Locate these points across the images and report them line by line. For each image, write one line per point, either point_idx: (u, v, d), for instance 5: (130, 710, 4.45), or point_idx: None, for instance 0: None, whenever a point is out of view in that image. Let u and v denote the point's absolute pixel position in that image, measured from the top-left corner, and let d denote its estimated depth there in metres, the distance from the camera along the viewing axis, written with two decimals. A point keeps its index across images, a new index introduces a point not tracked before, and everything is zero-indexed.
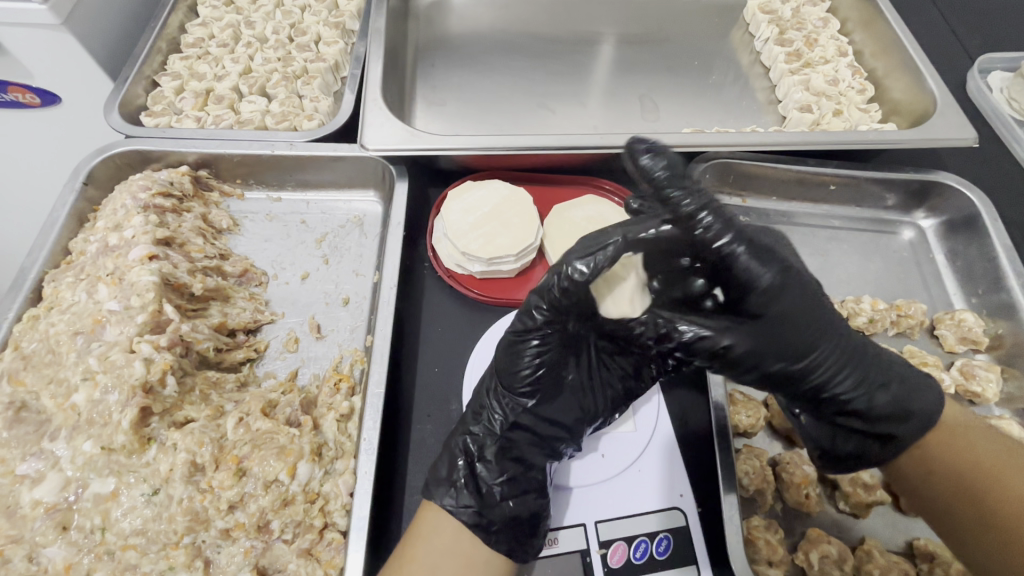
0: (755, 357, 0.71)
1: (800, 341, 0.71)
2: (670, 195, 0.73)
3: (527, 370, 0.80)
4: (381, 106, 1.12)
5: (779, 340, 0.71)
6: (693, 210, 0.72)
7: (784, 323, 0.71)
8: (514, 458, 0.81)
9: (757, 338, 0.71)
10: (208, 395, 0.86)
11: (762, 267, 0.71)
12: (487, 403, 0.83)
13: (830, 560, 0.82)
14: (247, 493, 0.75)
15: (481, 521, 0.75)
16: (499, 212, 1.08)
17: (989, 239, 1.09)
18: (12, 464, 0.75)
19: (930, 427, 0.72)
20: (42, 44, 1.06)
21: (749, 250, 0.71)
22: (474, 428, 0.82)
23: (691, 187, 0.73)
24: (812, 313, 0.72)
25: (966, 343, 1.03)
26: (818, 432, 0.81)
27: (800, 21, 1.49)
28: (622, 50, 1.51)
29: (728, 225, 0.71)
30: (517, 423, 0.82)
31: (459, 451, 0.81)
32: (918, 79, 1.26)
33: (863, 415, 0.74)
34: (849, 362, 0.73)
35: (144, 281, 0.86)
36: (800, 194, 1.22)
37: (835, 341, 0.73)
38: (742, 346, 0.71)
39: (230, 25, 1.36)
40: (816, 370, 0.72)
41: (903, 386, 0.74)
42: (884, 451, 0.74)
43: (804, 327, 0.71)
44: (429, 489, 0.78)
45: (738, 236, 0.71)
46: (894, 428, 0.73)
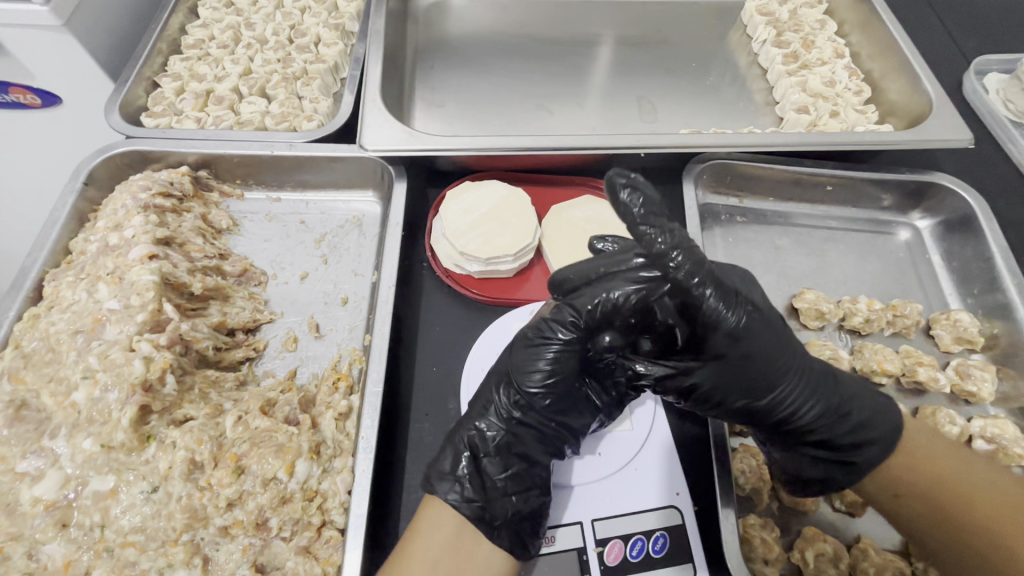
0: (716, 393, 0.76)
1: (761, 379, 0.74)
2: (642, 231, 0.69)
3: (542, 370, 0.80)
4: (380, 107, 1.13)
5: (738, 377, 0.75)
6: (663, 248, 0.69)
7: (747, 363, 0.74)
8: (518, 454, 0.81)
9: (721, 375, 0.75)
10: (208, 393, 0.86)
11: (726, 308, 0.71)
12: (495, 399, 0.83)
13: (826, 558, 0.82)
14: (245, 491, 0.76)
15: (483, 516, 0.76)
16: (497, 212, 1.09)
17: (984, 241, 1.10)
18: (12, 462, 0.76)
19: (892, 450, 0.73)
20: (44, 45, 1.07)
21: (716, 293, 0.70)
22: (481, 423, 0.82)
23: (665, 224, 0.70)
24: (776, 350, 0.74)
25: (962, 343, 1.04)
26: (784, 459, 0.84)
27: (797, 23, 1.50)
28: (621, 52, 1.51)
29: (697, 264, 0.69)
30: (523, 421, 0.81)
31: (463, 445, 0.81)
32: (915, 81, 1.27)
33: (826, 443, 0.77)
34: (811, 395, 0.75)
35: (144, 280, 0.87)
36: (797, 194, 1.23)
37: (796, 374, 0.75)
38: (706, 382, 0.76)
39: (230, 27, 1.36)
40: (780, 405, 0.75)
41: (868, 412, 0.75)
42: (848, 477, 0.75)
43: (766, 365, 0.74)
44: (431, 482, 0.78)
45: (702, 274, 0.69)
46: (855, 453, 0.75)
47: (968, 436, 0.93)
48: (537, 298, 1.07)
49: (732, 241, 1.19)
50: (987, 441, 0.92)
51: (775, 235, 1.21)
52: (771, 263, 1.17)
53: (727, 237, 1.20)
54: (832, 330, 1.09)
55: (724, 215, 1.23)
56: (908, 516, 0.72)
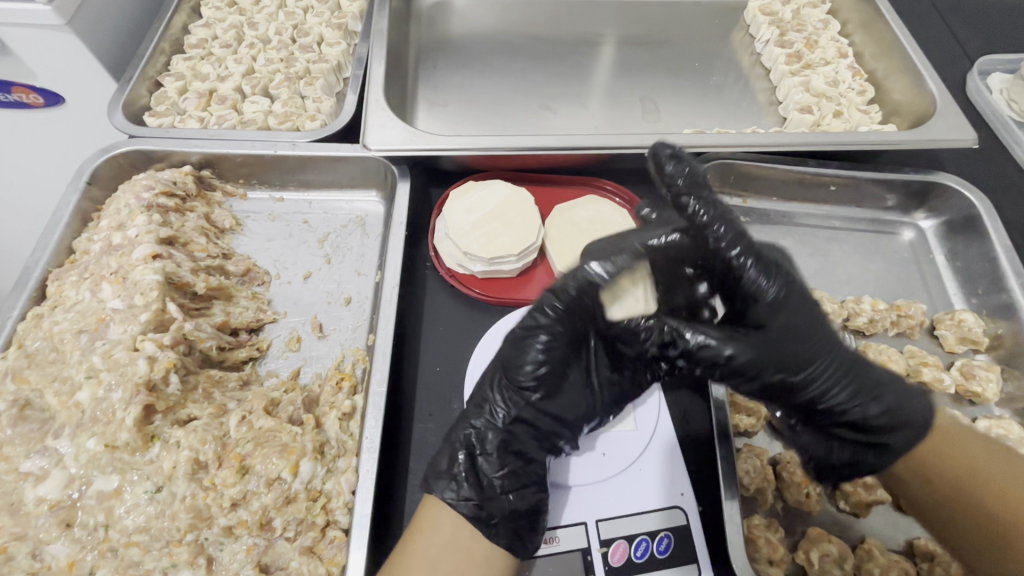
0: (756, 367, 0.72)
1: (800, 354, 0.73)
2: (683, 202, 0.78)
3: (534, 362, 0.80)
4: (384, 106, 1.13)
5: (779, 352, 0.72)
6: (704, 220, 0.75)
7: (788, 336, 0.73)
8: (514, 451, 0.81)
9: (758, 348, 0.72)
10: (211, 393, 0.86)
11: (766, 279, 0.73)
12: (490, 398, 0.83)
13: (831, 559, 0.82)
14: (250, 491, 0.76)
15: (480, 514, 0.76)
16: (501, 212, 1.09)
17: (989, 240, 1.10)
18: (16, 462, 0.75)
19: (924, 437, 0.72)
20: (47, 44, 1.07)
21: (756, 263, 0.73)
22: (477, 422, 0.82)
23: (707, 196, 0.78)
24: (812, 326, 0.74)
25: (966, 343, 1.04)
26: (813, 444, 0.82)
27: (800, 23, 1.50)
28: (623, 52, 1.51)
29: (737, 236, 0.75)
30: (518, 417, 0.82)
31: (459, 445, 0.80)
32: (918, 80, 1.27)
33: (860, 425, 0.75)
34: (844, 375, 0.74)
35: (148, 280, 0.87)
36: (801, 194, 1.22)
37: (833, 351, 0.74)
38: (743, 355, 0.72)
39: (233, 26, 1.36)
40: (813, 382, 0.74)
41: (902, 397, 0.74)
42: (877, 459, 0.74)
43: (805, 338, 0.73)
44: (429, 482, 0.78)
45: (740, 242, 0.74)
46: (889, 437, 0.73)
47: None
48: (540, 298, 1.07)
49: None
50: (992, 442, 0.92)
51: (779, 235, 1.20)
52: None
53: None
54: (835, 330, 1.09)
55: None
56: (933, 501, 0.72)
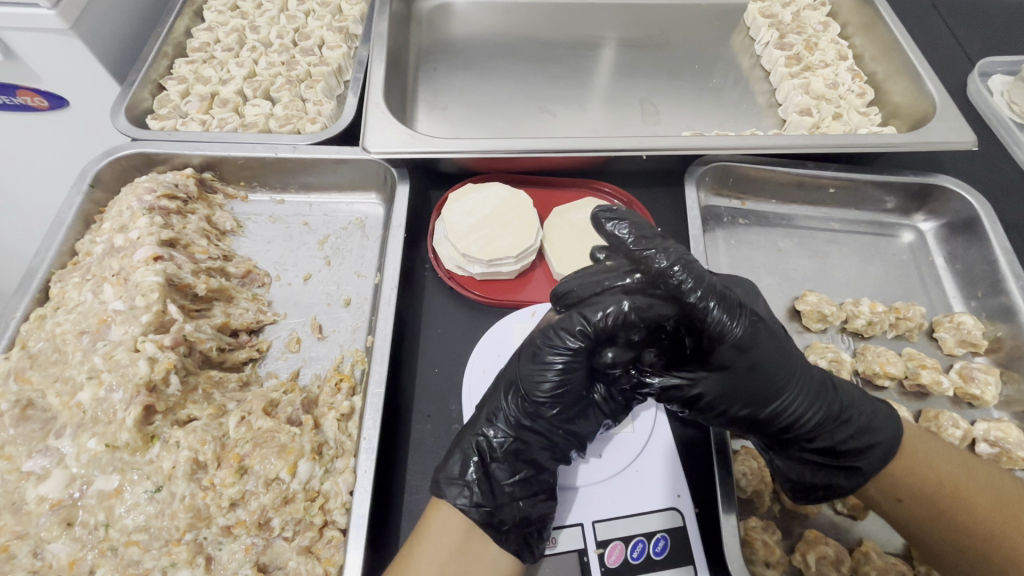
0: (721, 402, 0.77)
1: (765, 390, 0.75)
2: (639, 253, 0.77)
3: (551, 382, 0.79)
4: (383, 110, 1.14)
5: (744, 388, 0.75)
6: (665, 266, 0.75)
7: (753, 373, 0.75)
8: (526, 460, 0.82)
9: (725, 385, 0.76)
10: (211, 394, 0.87)
11: (730, 318, 0.73)
12: (503, 406, 0.83)
13: (828, 561, 0.82)
14: (248, 491, 0.76)
15: (492, 521, 0.77)
16: (500, 214, 1.09)
17: (989, 243, 1.10)
18: (18, 461, 0.76)
19: (892, 457, 0.75)
20: (51, 49, 1.08)
21: (719, 303, 0.73)
22: (489, 430, 0.82)
23: (660, 243, 0.77)
24: (780, 360, 0.76)
25: (966, 345, 1.04)
26: (784, 465, 0.83)
27: (800, 25, 1.49)
28: (623, 55, 1.52)
29: (699, 279, 0.73)
30: (531, 428, 0.82)
31: (471, 450, 0.81)
32: (918, 82, 1.27)
33: (829, 450, 0.78)
34: (813, 403, 0.76)
35: (149, 281, 0.88)
36: (800, 196, 1.22)
37: (800, 383, 0.76)
38: (711, 392, 0.76)
39: (235, 29, 1.37)
40: (784, 413, 0.76)
41: (868, 417, 0.77)
42: (850, 482, 0.77)
43: (772, 374, 0.75)
44: (439, 486, 0.78)
45: (701, 282, 0.73)
46: (858, 459, 0.76)
47: (972, 439, 0.93)
48: (539, 300, 1.08)
49: (734, 243, 1.19)
50: (990, 445, 0.92)
51: (778, 237, 1.20)
52: (774, 265, 1.16)
53: (729, 239, 1.19)
54: (834, 332, 1.08)
55: (726, 217, 1.23)
56: (909, 519, 0.74)
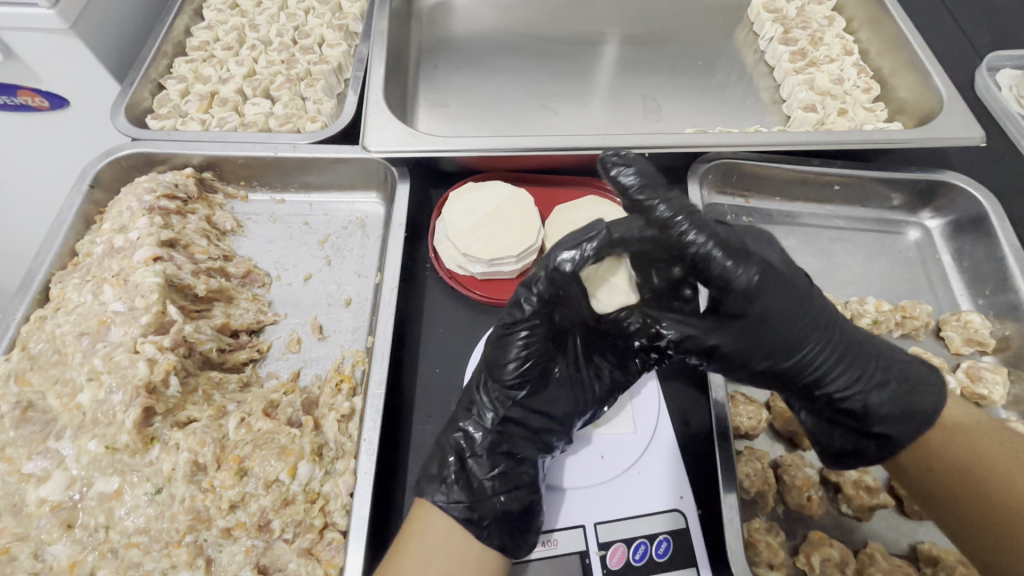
0: (740, 355, 0.78)
1: (784, 339, 0.76)
2: (639, 201, 0.77)
3: (514, 361, 0.81)
4: (383, 108, 1.13)
5: (761, 337, 0.76)
6: (665, 215, 0.75)
7: (765, 322, 0.75)
8: (504, 452, 0.81)
9: (742, 336, 0.77)
10: (211, 395, 0.86)
11: (737, 265, 0.73)
12: (479, 401, 0.84)
13: (832, 563, 0.81)
14: (248, 493, 0.76)
15: (471, 516, 0.76)
16: (500, 213, 1.09)
17: (996, 240, 1.08)
18: (18, 463, 0.76)
19: (927, 429, 0.75)
20: (51, 49, 1.08)
21: (724, 251, 0.74)
22: (466, 426, 0.83)
23: (664, 194, 0.77)
24: (795, 314, 0.76)
25: (973, 344, 1.02)
26: (811, 427, 0.83)
27: (805, 20, 1.48)
28: (626, 51, 1.50)
29: (697, 226, 0.74)
30: (508, 417, 0.82)
31: (449, 449, 0.81)
32: (926, 78, 1.25)
33: (858, 412, 0.77)
34: (840, 362, 0.77)
35: (149, 282, 0.87)
36: (804, 194, 1.21)
37: (822, 335, 0.77)
38: (727, 344, 0.77)
39: (235, 28, 1.37)
40: (806, 367, 0.77)
41: (902, 381, 0.77)
42: (880, 450, 0.77)
43: (784, 326, 0.76)
44: (420, 486, 0.79)
45: (701, 231, 0.74)
46: (886, 428, 0.76)
47: None
48: None
49: None
50: None
51: (782, 235, 1.19)
52: None
53: None
54: None
55: (730, 215, 1.21)
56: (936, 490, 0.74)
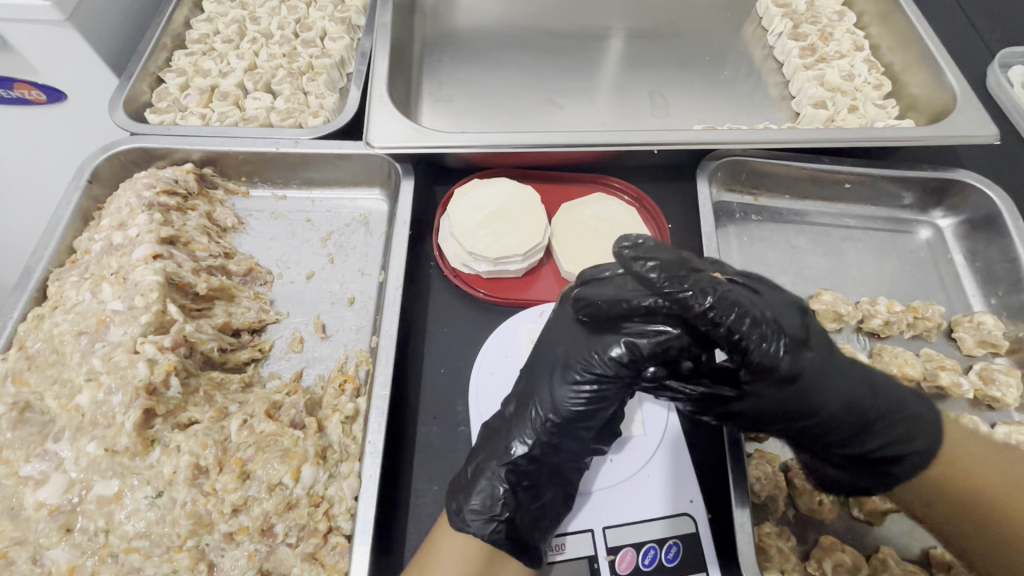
0: (755, 416, 0.73)
1: (805, 406, 0.69)
2: (674, 294, 0.65)
3: (581, 401, 0.75)
4: (387, 102, 1.11)
5: (784, 407, 0.70)
6: (708, 307, 0.64)
7: (796, 397, 0.68)
8: (552, 480, 0.79)
9: (758, 404, 0.71)
10: (213, 396, 0.85)
11: (771, 347, 0.65)
12: (527, 426, 0.77)
13: (845, 569, 0.80)
14: (251, 496, 0.74)
15: (521, 547, 0.74)
16: (506, 211, 1.07)
17: (1009, 239, 1.06)
18: (16, 465, 0.75)
19: (931, 466, 0.70)
20: (49, 41, 1.06)
21: (757, 335, 0.64)
22: (517, 447, 0.76)
23: (693, 277, 0.66)
24: (820, 376, 0.68)
25: (986, 346, 1.01)
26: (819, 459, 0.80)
27: (814, 15, 1.46)
28: (632, 46, 1.48)
29: (741, 312, 0.64)
30: (560, 446, 0.77)
31: (499, 480, 0.75)
32: (938, 74, 1.23)
33: (862, 458, 0.73)
34: (852, 417, 0.70)
35: (148, 281, 0.85)
36: (814, 192, 1.19)
37: (840, 394, 0.69)
38: (746, 408, 0.72)
39: (235, 21, 1.34)
40: (819, 425, 0.72)
41: (915, 427, 0.71)
42: (880, 484, 0.75)
43: (807, 391, 0.68)
44: (460, 517, 0.73)
45: (746, 318, 0.64)
46: (894, 467, 0.72)
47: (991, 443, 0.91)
48: (547, 299, 1.05)
49: (747, 240, 1.16)
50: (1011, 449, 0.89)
51: (791, 234, 1.17)
52: (787, 263, 1.13)
53: (741, 236, 1.16)
54: (849, 332, 1.06)
55: (739, 213, 1.19)
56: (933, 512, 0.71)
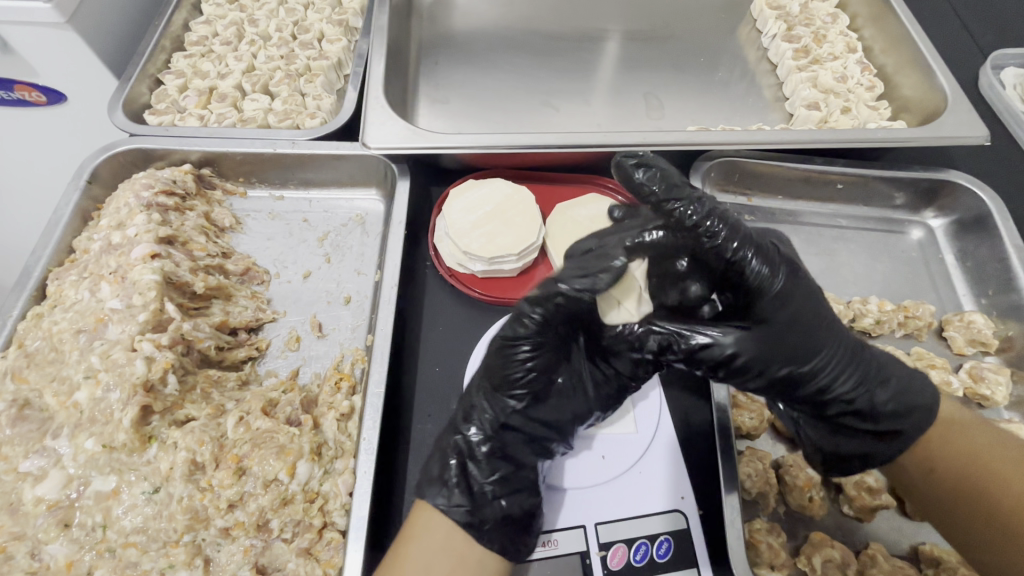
0: (759, 363, 0.72)
1: (802, 346, 0.73)
2: (669, 206, 0.73)
3: (521, 373, 0.79)
4: (383, 104, 1.12)
5: (784, 342, 0.72)
6: (694, 219, 0.71)
7: (790, 326, 0.72)
8: (502, 456, 0.81)
9: (762, 343, 0.72)
10: (210, 393, 0.86)
11: (768, 267, 0.72)
12: (479, 405, 0.82)
13: (834, 565, 0.80)
14: (246, 492, 0.75)
15: (472, 521, 0.75)
16: (501, 211, 1.08)
17: (1000, 239, 1.07)
18: (15, 461, 0.76)
19: (933, 418, 0.73)
20: (49, 43, 1.07)
21: (756, 255, 0.71)
22: (467, 429, 0.81)
23: (690, 195, 0.73)
24: (812, 319, 0.74)
25: (975, 345, 1.02)
26: (817, 437, 0.80)
27: (808, 17, 1.47)
28: (628, 48, 1.49)
29: (733, 227, 0.72)
30: (508, 424, 0.81)
31: (449, 452, 0.80)
32: (930, 76, 1.24)
33: (866, 414, 0.75)
34: (848, 364, 0.75)
35: (146, 280, 0.87)
36: (807, 193, 1.21)
37: (833, 340, 0.75)
38: (747, 352, 0.71)
39: (234, 23, 1.36)
40: (819, 372, 0.74)
41: (902, 381, 0.76)
42: (891, 449, 0.74)
43: (802, 329, 0.73)
44: (420, 488, 0.78)
45: (736, 232, 0.72)
46: (898, 422, 0.74)
47: None
48: None
49: None
50: None
51: (784, 234, 1.18)
52: None
53: None
54: None
55: (732, 214, 1.20)
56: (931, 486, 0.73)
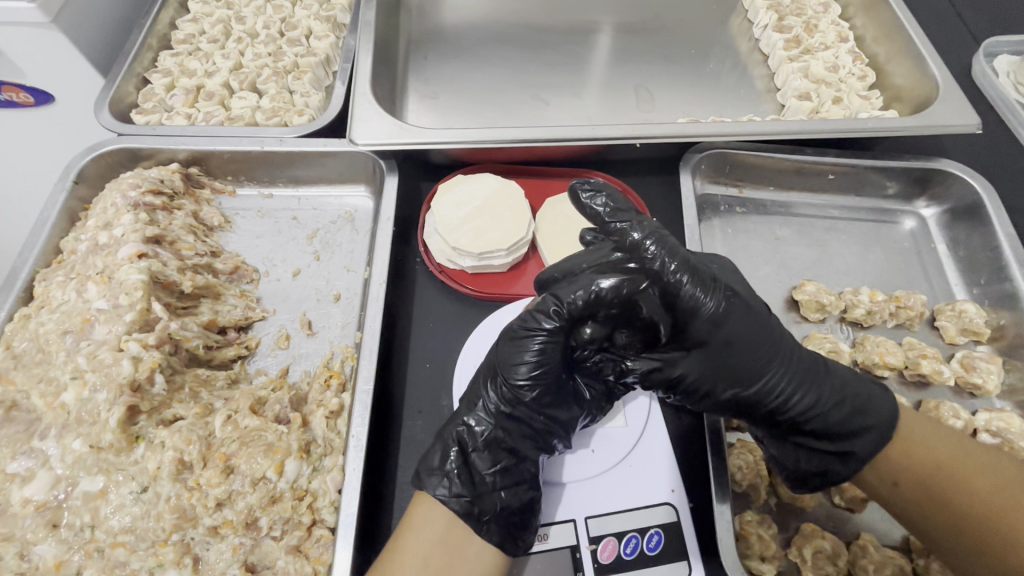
0: (704, 382, 0.77)
1: (750, 367, 0.76)
2: (612, 226, 0.81)
3: (528, 363, 0.79)
4: (370, 100, 1.11)
5: (725, 365, 0.76)
6: (637, 239, 0.77)
7: (729, 346, 0.76)
8: (506, 448, 0.80)
9: (704, 364, 0.77)
10: (198, 392, 0.86)
11: (703, 292, 0.75)
12: (484, 396, 0.83)
13: (824, 555, 0.81)
14: (234, 491, 0.75)
15: (471, 511, 0.75)
16: (489, 205, 1.07)
17: (992, 228, 1.07)
18: (3, 463, 0.76)
19: (885, 442, 0.74)
20: (34, 43, 1.07)
21: (690, 278, 0.75)
22: (470, 419, 0.82)
23: (634, 219, 0.81)
24: (760, 339, 0.76)
25: (967, 334, 1.01)
26: (779, 454, 0.81)
27: (799, 7, 1.46)
28: (619, 40, 1.48)
29: (671, 253, 0.76)
30: (512, 415, 0.81)
31: (452, 441, 0.80)
32: (920, 64, 1.23)
33: (822, 433, 0.77)
34: (800, 384, 0.77)
35: (132, 280, 0.86)
36: (799, 184, 1.20)
37: (783, 361, 0.77)
38: (691, 372, 0.77)
39: (221, 21, 1.35)
40: (770, 394, 0.76)
41: (858, 400, 0.77)
42: (846, 467, 0.75)
43: (750, 350, 0.76)
44: (420, 477, 0.78)
45: (675, 258, 0.75)
46: (849, 442, 0.75)
47: (972, 430, 0.91)
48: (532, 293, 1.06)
49: (731, 232, 1.17)
50: (991, 435, 0.90)
51: (776, 226, 1.18)
52: (771, 255, 1.14)
53: (726, 228, 1.17)
54: (833, 322, 1.06)
55: (723, 206, 1.20)
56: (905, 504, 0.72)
